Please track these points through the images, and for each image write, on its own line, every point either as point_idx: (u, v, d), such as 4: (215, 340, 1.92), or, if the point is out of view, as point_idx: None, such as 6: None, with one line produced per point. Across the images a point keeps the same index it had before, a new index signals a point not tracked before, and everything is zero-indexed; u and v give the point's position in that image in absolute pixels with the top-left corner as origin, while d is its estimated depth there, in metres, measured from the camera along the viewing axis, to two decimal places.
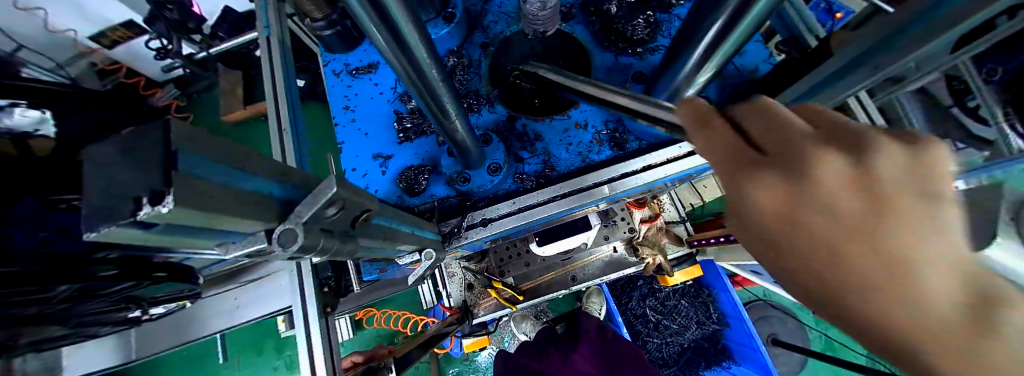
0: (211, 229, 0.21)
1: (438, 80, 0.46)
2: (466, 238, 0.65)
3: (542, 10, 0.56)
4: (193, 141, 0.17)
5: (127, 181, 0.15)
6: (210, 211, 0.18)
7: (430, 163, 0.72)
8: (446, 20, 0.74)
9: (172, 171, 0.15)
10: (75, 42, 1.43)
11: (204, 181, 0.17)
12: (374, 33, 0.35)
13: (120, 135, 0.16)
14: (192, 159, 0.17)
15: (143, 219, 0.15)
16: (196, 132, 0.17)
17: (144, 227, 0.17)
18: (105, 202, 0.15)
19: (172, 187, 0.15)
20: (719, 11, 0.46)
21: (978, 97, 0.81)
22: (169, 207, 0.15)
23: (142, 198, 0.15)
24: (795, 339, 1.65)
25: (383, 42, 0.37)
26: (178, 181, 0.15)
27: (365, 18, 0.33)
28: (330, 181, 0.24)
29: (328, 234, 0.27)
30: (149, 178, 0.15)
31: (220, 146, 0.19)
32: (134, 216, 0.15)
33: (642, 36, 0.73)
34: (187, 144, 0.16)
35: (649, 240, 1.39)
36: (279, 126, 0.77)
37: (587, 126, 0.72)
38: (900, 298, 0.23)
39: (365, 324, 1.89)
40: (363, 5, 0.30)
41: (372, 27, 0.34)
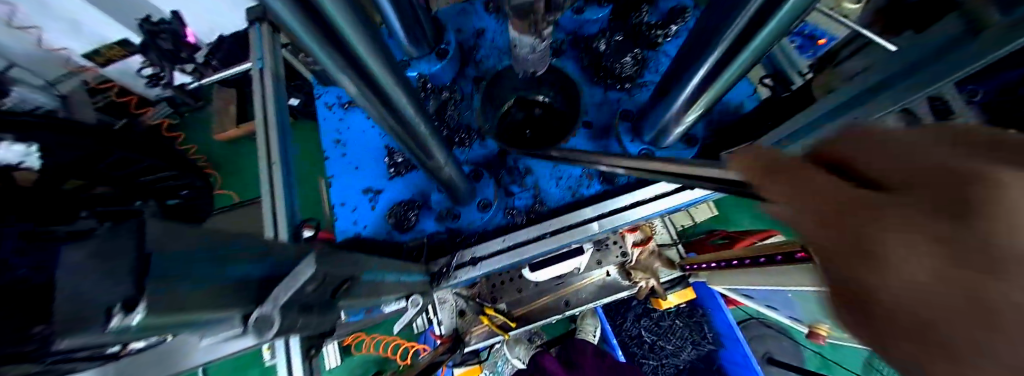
0: (183, 322, 0.19)
1: (428, 136, 0.45)
2: (454, 278, 0.64)
3: (532, 54, 0.57)
4: (164, 239, 0.18)
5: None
6: (187, 308, 0.18)
7: (420, 197, 0.71)
8: (440, 56, 0.75)
9: (141, 278, 0.16)
10: (67, 60, 1.44)
11: (176, 279, 0.18)
12: (354, 91, 0.34)
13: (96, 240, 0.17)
14: (163, 258, 0.18)
15: (114, 331, 0.15)
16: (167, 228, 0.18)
17: (115, 335, 0.17)
18: None
19: (146, 295, 0.16)
20: (702, 61, 0.48)
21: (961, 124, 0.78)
22: (140, 316, 0.16)
23: (116, 307, 0.15)
24: (791, 359, 1.63)
25: (372, 105, 0.37)
26: (151, 287, 0.16)
27: (340, 76, 0.32)
28: (309, 261, 0.22)
29: (307, 312, 0.25)
30: (123, 287, 0.16)
31: (192, 238, 0.20)
32: (106, 328, 0.15)
33: (630, 73, 0.75)
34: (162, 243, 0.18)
35: (642, 264, 1.40)
36: (269, 159, 0.77)
37: (577, 160, 0.73)
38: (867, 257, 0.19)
39: (353, 349, 1.81)
40: (344, 68, 0.30)
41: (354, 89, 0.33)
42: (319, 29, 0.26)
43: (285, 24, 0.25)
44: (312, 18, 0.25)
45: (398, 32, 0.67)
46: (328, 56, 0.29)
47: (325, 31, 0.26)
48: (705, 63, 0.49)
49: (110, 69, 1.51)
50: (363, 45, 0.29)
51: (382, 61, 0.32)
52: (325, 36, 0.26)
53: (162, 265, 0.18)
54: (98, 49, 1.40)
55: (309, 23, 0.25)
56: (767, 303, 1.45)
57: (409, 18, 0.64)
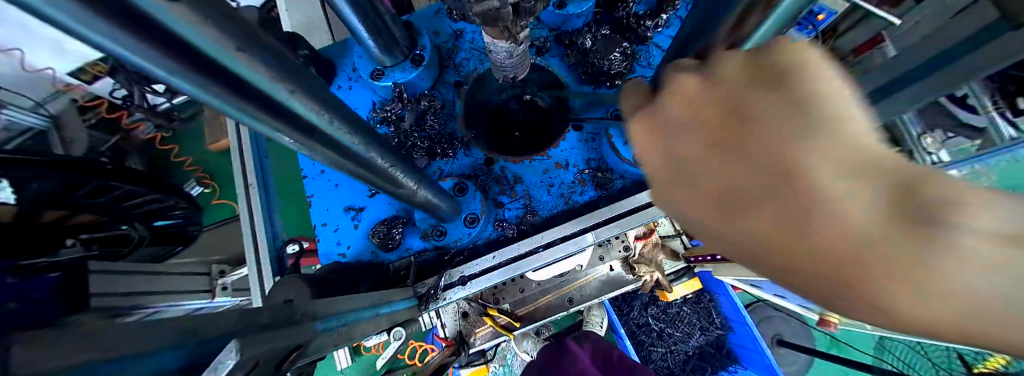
0: None
1: (388, 166, 0.39)
2: (444, 299, 0.60)
3: (509, 59, 0.51)
4: (38, 359, 0.14)
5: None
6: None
7: (404, 214, 0.67)
8: (415, 63, 0.70)
9: None
10: (54, 79, 1.39)
11: None
12: (284, 139, 0.28)
13: None
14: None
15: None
16: (42, 345, 0.14)
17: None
18: None
19: None
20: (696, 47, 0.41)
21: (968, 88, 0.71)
22: None
23: None
24: (799, 339, 1.62)
25: (320, 153, 0.32)
26: None
27: (265, 129, 0.25)
28: (230, 347, 0.19)
29: None
30: None
31: (89, 342, 0.16)
32: None
33: (620, 69, 0.69)
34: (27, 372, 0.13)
35: (646, 257, 1.36)
36: (246, 181, 0.74)
37: (568, 165, 0.69)
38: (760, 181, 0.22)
39: (362, 350, 1.82)
40: (276, 126, 0.25)
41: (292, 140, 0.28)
42: (229, 88, 0.20)
43: (184, 92, 0.19)
44: (215, 79, 0.19)
45: (368, 40, 0.63)
46: (252, 117, 0.23)
47: (243, 95, 0.21)
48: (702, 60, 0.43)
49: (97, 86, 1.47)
50: (296, 98, 0.24)
51: (327, 109, 0.27)
52: (238, 93, 0.20)
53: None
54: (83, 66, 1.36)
55: (211, 85, 0.19)
56: (774, 292, 1.41)
57: (376, 23, 0.59)
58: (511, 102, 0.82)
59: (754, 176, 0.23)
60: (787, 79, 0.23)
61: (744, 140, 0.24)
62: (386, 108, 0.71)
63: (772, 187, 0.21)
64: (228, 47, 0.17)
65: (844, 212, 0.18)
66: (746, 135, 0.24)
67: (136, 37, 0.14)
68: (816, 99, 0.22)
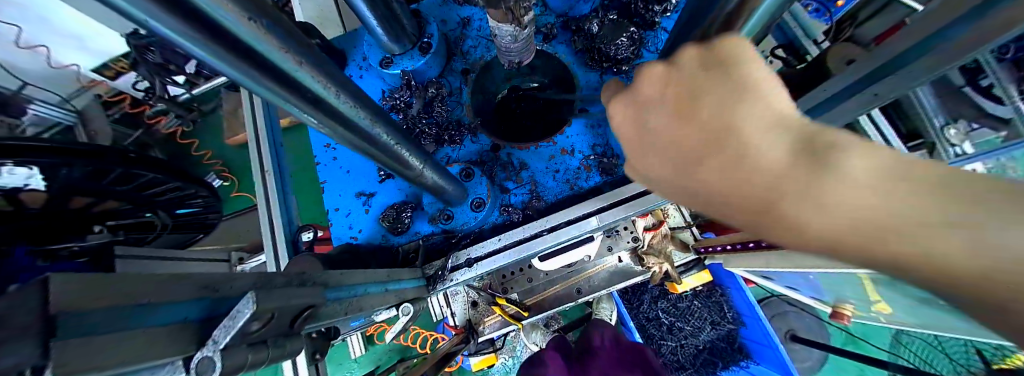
0: None
1: (394, 143, 0.40)
2: (451, 280, 0.62)
3: (514, 43, 0.52)
4: (80, 295, 0.16)
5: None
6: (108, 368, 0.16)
7: (413, 199, 0.69)
8: (423, 50, 0.71)
9: (51, 340, 0.14)
10: (79, 75, 1.48)
11: (98, 333, 0.16)
12: (297, 112, 0.29)
13: None
14: (76, 314, 0.15)
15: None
16: (85, 282, 0.16)
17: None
18: None
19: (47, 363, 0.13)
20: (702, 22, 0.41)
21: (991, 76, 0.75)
22: None
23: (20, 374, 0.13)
24: (813, 335, 1.60)
25: (330, 129, 0.34)
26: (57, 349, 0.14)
27: (277, 99, 0.27)
28: (247, 299, 0.21)
29: (259, 348, 0.23)
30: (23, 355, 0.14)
31: (117, 287, 0.18)
32: None
33: (627, 55, 0.69)
34: (72, 303, 0.15)
35: (655, 248, 1.35)
36: (262, 167, 0.77)
37: (574, 151, 0.70)
38: (709, 148, 0.27)
39: (376, 339, 1.87)
40: (290, 99, 0.27)
41: (306, 115, 0.30)
42: (239, 53, 0.21)
43: (207, 63, 0.21)
44: (227, 45, 0.20)
45: (376, 29, 0.64)
46: (270, 90, 0.25)
47: (256, 63, 0.22)
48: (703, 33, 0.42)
49: (119, 82, 1.53)
50: (304, 70, 0.25)
51: (333, 84, 0.28)
52: (251, 62, 0.22)
53: (71, 326, 0.15)
54: (107, 62, 1.45)
55: (225, 50, 0.20)
56: (786, 284, 1.39)
57: (385, 12, 0.60)
58: (514, 101, 0.82)
59: (699, 144, 0.28)
60: (728, 62, 0.28)
61: (698, 113, 0.28)
62: (395, 96, 0.73)
63: (718, 150, 0.27)
64: (239, 15, 0.18)
65: (767, 162, 0.24)
66: (698, 111, 0.28)
67: (156, 5, 0.15)
68: (749, 79, 0.27)
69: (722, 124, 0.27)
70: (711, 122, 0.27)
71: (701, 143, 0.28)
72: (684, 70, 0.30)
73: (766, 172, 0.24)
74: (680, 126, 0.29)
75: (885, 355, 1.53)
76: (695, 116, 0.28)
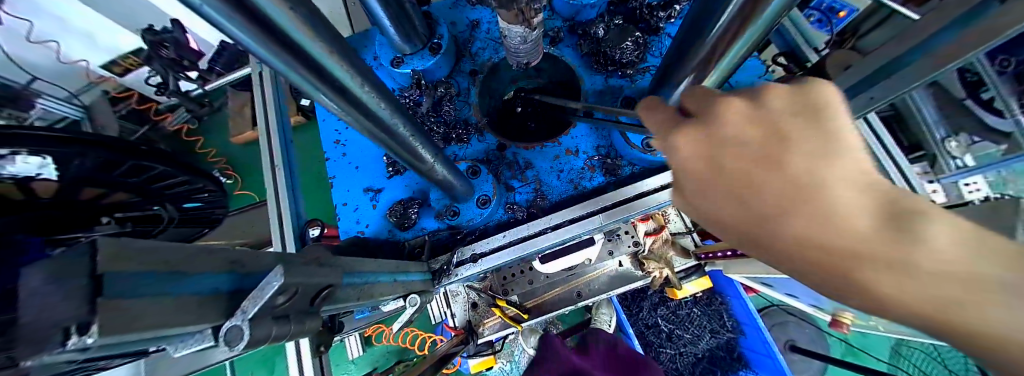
0: (150, 338, 0.18)
1: (410, 135, 0.42)
2: (456, 275, 0.63)
3: (524, 44, 0.54)
4: (122, 257, 0.17)
5: (48, 316, 0.15)
6: (148, 328, 0.17)
7: (419, 196, 0.70)
8: (433, 51, 0.73)
9: (99, 297, 0.15)
10: (88, 71, 1.50)
11: (141, 296, 0.17)
12: (325, 101, 0.31)
13: (50, 259, 0.16)
14: (121, 276, 0.17)
15: (72, 349, 0.14)
16: (126, 246, 0.17)
17: (75, 352, 0.16)
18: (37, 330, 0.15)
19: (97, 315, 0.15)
20: (708, 29, 0.43)
21: (992, 89, 0.76)
22: (94, 337, 0.14)
23: (71, 328, 0.14)
24: (814, 346, 1.59)
25: (352, 117, 0.35)
26: (105, 305, 0.15)
27: (306, 85, 0.28)
28: (275, 272, 0.22)
29: (283, 321, 0.24)
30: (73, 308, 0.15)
31: (157, 256, 0.20)
32: (64, 345, 0.14)
33: (632, 59, 0.70)
34: (117, 264, 0.16)
35: (655, 253, 1.36)
36: (271, 162, 0.79)
37: (578, 152, 0.71)
38: (785, 198, 0.24)
39: (375, 340, 1.87)
40: (320, 87, 0.29)
41: (331, 103, 0.32)
42: (279, 40, 0.23)
43: (249, 49, 0.23)
44: (264, 30, 0.21)
45: (389, 29, 0.66)
46: (302, 77, 0.27)
47: (291, 50, 0.24)
48: (711, 35, 0.44)
49: (127, 79, 1.55)
50: (333, 59, 0.27)
51: (358, 73, 0.30)
52: (287, 48, 0.24)
53: (118, 285, 0.16)
54: (116, 58, 1.46)
55: (262, 34, 0.21)
56: (787, 292, 1.39)
57: (399, 13, 0.62)
58: (512, 104, 0.85)
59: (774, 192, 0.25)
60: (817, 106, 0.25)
61: (776, 158, 0.25)
62: (406, 94, 0.75)
63: (795, 199, 0.24)
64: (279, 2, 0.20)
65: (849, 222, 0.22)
66: (781, 154, 0.25)
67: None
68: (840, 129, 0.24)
69: (807, 176, 0.24)
70: (793, 170, 0.24)
71: (781, 192, 0.25)
72: (765, 108, 0.27)
73: (854, 236, 0.22)
74: (754, 167, 0.26)
75: (885, 367, 1.52)
76: (775, 163, 0.25)
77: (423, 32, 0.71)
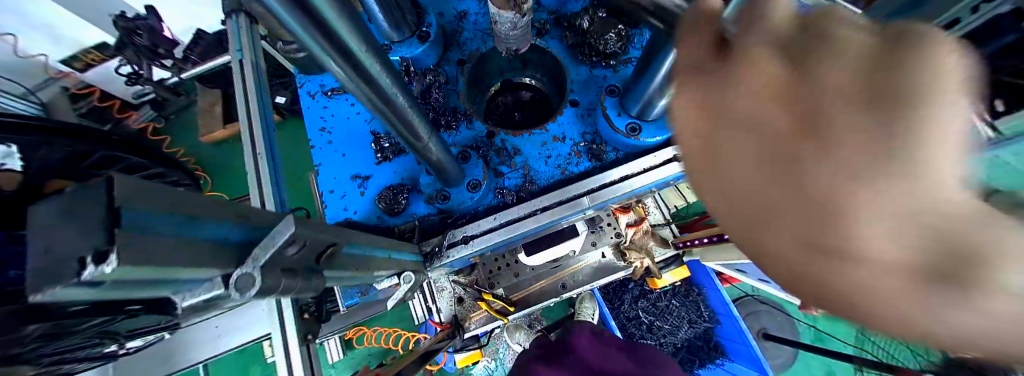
0: (163, 281, 0.20)
1: (408, 107, 0.43)
2: (448, 257, 0.64)
3: (514, 30, 0.56)
4: (141, 195, 0.18)
5: (70, 243, 0.16)
6: (166, 264, 0.18)
7: (409, 181, 0.71)
8: (421, 39, 0.74)
9: (116, 229, 0.16)
10: (46, 66, 1.40)
11: (159, 234, 0.18)
12: (330, 65, 0.32)
13: (67, 197, 0.17)
14: (140, 212, 0.17)
15: (89, 279, 0.15)
16: (144, 186, 0.18)
17: (91, 286, 0.17)
18: (53, 263, 0.16)
19: (117, 245, 0.15)
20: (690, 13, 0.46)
21: None
22: (113, 266, 0.15)
23: (88, 259, 0.15)
24: (784, 333, 1.69)
25: (352, 84, 0.36)
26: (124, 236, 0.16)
27: (315, 47, 0.30)
28: (286, 221, 0.23)
29: (291, 274, 0.25)
30: (95, 237, 0.16)
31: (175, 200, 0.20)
32: (81, 275, 0.15)
33: (614, 49, 0.74)
34: (134, 200, 0.17)
35: (637, 244, 1.41)
36: (254, 150, 0.77)
37: (565, 139, 0.74)
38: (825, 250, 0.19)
39: (355, 343, 1.83)
40: (325, 50, 0.30)
41: (333, 66, 0.33)
42: None
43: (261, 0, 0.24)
44: None
45: (378, 16, 0.66)
46: (308, 36, 0.28)
47: None
48: None
49: (90, 75, 1.47)
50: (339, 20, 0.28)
51: (358, 34, 0.31)
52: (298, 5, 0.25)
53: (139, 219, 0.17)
54: (77, 53, 1.39)
55: None
56: (759, 277, 1.47)
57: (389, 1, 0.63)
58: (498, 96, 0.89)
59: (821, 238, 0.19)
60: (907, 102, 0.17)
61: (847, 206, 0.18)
62: None
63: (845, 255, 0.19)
64: None
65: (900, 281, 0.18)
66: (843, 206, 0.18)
67: None
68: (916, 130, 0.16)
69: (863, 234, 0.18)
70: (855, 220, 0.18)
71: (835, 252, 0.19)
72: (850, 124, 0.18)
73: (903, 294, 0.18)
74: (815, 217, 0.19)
75: (850, 349, 1.64)
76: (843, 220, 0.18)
77: (412, 18, 0.72)
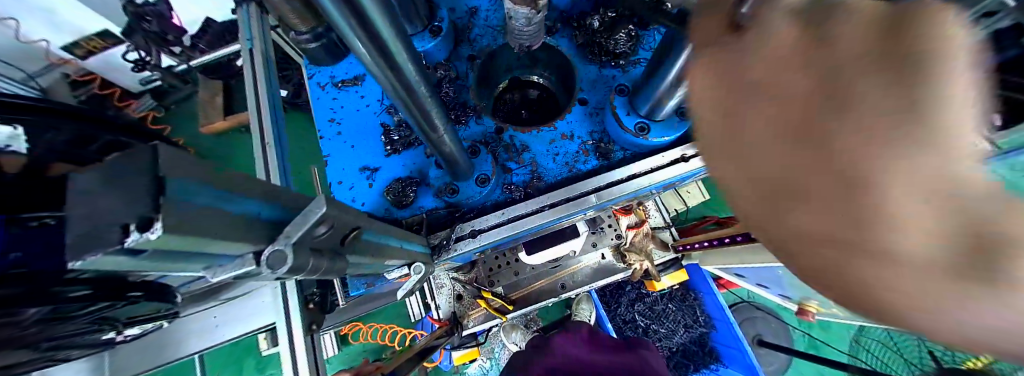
0: (193, 254, 0.20)
1: (427, 95, 0.44)
2: (455, 250, 0.65)
3: (528, 26, 0.57)
4: (182, 166, 0.18)
5: (113, 209, 0.16)
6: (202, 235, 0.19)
7: (417, 175, 0.71)
8: (433, 33, 0.74)
9: (161, 198, 0.17)
10: (48, 53, 1.41)
11: (196, 206, 0.19)
12: (358, 45, 0.33)
13: (109, 165, 0.17)
14: (180, 182, 0.18)
15: (131, 246, 0.16)
16: (185, 157, 0.19)
17: (131, 255, 0.17)
18: (96, 228, 0.16)
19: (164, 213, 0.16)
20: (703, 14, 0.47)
21: None
22: (159, 234, 0.17)
23: (133, 225, 0.16)
24: (780, 339, 1.70)
25: (375, 67, 0.37)
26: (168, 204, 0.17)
27: (346, 27, 0.31)
28: (318, 202, 0.24)
29: (319, 254, 0.26)
30: (140, 203, 0.16)
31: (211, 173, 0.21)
32: (122, 243, 0.16)
33: (625, 49, 0.75)
34: (178, 170, 0.18)
35: (636, 246, 1.42)
36: (263, 138, 0.78)
37: (573, 136, 0.74)
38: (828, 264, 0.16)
39: (351, 338, 1.83)
40: (355, 29, 0.30)
41: (360, 46, 0.33)
42: None
43: None
44: None
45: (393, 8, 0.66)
46: (339, 12, 0.28)
47: None
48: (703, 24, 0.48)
49: (91, 62, 1.48)
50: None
51: (387, 14, 0.32)
52: None
53: (181, 189, 0.18)
54: (77, 40, 1.38)
55: None
56: (757, 282, 1.48)
57: None
58: (507, 93, 0.90)
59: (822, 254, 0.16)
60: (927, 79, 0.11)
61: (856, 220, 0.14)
62: None
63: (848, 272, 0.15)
64: None
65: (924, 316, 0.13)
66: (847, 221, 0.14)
67: None
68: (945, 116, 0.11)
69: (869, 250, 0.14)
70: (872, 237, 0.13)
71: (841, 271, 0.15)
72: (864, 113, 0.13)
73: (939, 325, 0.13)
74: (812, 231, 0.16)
75: (846, 357, 1.65)
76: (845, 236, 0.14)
77: (426, 12, 0.72)
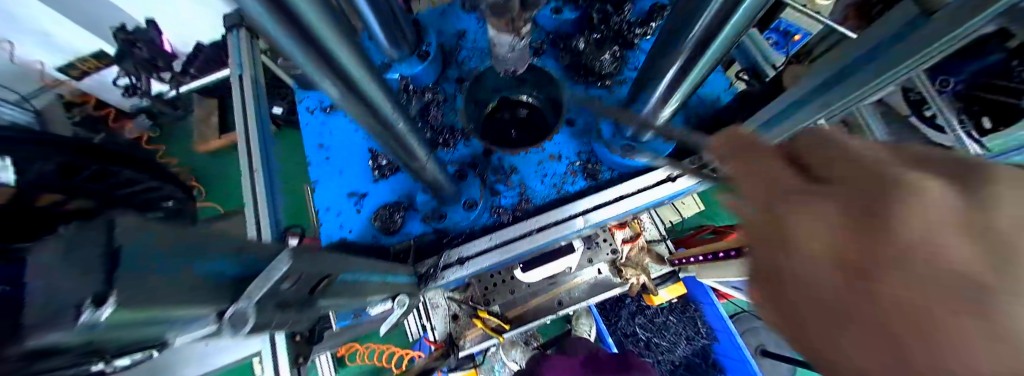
0: (151, 320, 0.18)
1: (404, 130, 0.44)
2: (442, 278, 0.64)
3: (511, 53, 0.57)
4: None
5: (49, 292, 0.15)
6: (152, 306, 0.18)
7: (405, 199, 0.71)
8: (420, 58, 0.75)
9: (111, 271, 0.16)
10: (43, 74, 1.42)
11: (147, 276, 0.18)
12: (325, 85, 0.33)
13: (52, 241, 0.16)
14: None
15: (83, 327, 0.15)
16: None
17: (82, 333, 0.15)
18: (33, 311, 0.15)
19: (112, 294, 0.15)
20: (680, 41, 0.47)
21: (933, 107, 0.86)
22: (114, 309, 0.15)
23: (85, 304, 0.15)
24: (783, 349, 1.68)
25: (344, 102, 0.36)
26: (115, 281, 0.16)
27: (308, 67, 0.30)
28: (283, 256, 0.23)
29: (284, 309, 0.25)
30: (83, 282, 0.15)
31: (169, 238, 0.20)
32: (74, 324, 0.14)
33: (609, 70, 0.76)
34: None
35: (633, 260, 1.40)
36: (250, 166, 0.77)
37: (561, 157, 0.74)
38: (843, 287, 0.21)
39: (347, 360, 1.78)
40: (320, 69, 0.30)
41: (326, 84, 0.33)
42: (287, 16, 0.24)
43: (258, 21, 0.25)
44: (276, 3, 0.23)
45: (379, 35, 0.67)
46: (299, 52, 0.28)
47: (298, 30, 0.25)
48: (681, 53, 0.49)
49: (85, 83, 1.50)
50: (335, 41, 0.29)
51: (355, 55, 0.32)
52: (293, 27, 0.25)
53: (130, 259, 0.17)
54: (73, 61, 1.39)
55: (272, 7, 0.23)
56: None
57: (388, 18, 0.64)
58: (497, 113, 0.87)
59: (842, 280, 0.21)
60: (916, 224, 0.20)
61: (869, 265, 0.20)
62: None
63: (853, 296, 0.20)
64: None
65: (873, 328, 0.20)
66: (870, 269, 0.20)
67: None
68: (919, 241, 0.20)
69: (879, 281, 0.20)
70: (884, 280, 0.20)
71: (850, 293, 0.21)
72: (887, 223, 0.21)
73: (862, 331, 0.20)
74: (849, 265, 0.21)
75: None
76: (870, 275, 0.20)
77: (412, 38, 0.73)
